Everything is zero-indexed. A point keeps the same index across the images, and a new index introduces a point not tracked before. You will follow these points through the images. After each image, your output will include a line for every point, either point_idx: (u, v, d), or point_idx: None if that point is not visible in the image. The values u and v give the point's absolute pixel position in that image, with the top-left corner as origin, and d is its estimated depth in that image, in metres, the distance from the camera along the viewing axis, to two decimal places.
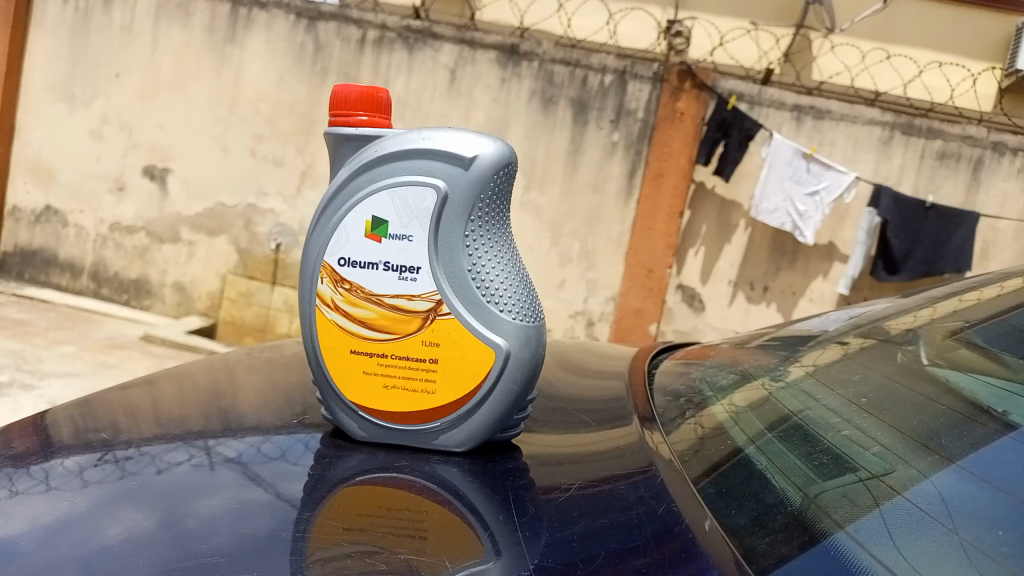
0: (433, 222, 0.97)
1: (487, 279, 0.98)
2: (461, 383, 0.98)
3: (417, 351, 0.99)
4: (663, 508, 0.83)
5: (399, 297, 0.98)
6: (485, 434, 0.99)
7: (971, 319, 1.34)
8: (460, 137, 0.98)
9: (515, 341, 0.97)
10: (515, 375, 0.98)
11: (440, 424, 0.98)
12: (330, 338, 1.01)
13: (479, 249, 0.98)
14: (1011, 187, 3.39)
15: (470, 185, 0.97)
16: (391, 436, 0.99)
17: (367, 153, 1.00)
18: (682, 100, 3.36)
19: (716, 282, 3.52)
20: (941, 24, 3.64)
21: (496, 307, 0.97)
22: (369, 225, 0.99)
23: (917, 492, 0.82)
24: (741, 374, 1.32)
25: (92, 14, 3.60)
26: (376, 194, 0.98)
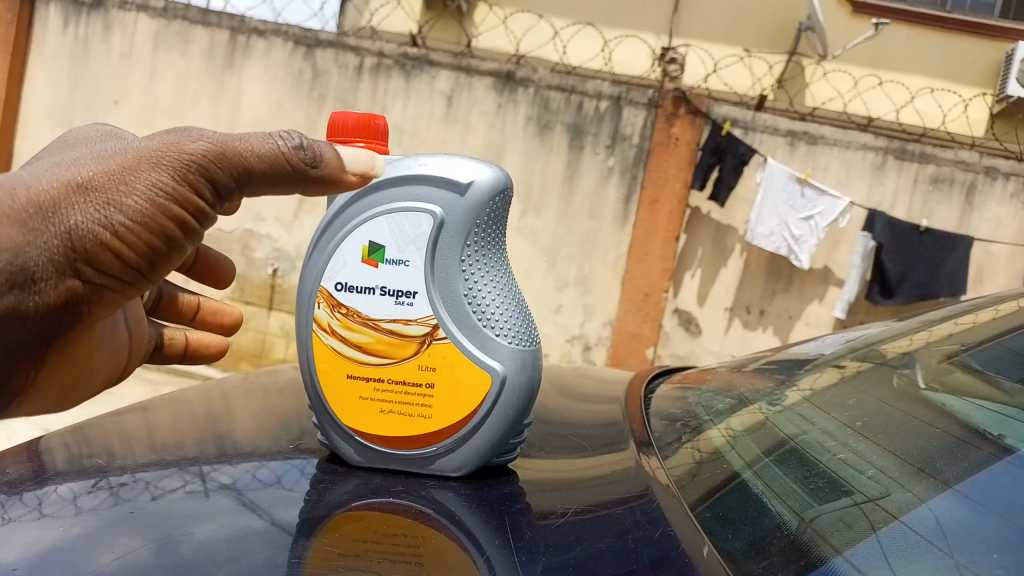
0: (429, 246, 0.98)
1: (484, 303, 0.98)
2: (457, 408, 0.98)
3: (413, 375, 0.99)
4: (660, 532, 0.83)
5: (395, 321, 0.99)
6: (481, 458, 0.99)
7: (968, 342, 1.34)
8: (458, 163, 0.99)
9: (512, 366, 0.98)
10: (512, 399, 0.98)
11: (437, 448, 0.98)
12: (327, 361, 1.01)
13: (476, 274, 0.99)
14: (1003, 212, 3.43)
15: (467, 210, 0.98)
16: (388, 461, 0.99)
17: (365, 179, 1.01)
18: (677, 126, 3.39)
19: (712, 306, 3.54)
20: (932, 51, 3.69)
21: (492, 330, 0.98)
22: (366, 250, 1.00)
23: (913, 516, 0.82)
24: (738, 398, 1.32)
25: (92, 43, 3.62)
26: (373, 219, 0.99)
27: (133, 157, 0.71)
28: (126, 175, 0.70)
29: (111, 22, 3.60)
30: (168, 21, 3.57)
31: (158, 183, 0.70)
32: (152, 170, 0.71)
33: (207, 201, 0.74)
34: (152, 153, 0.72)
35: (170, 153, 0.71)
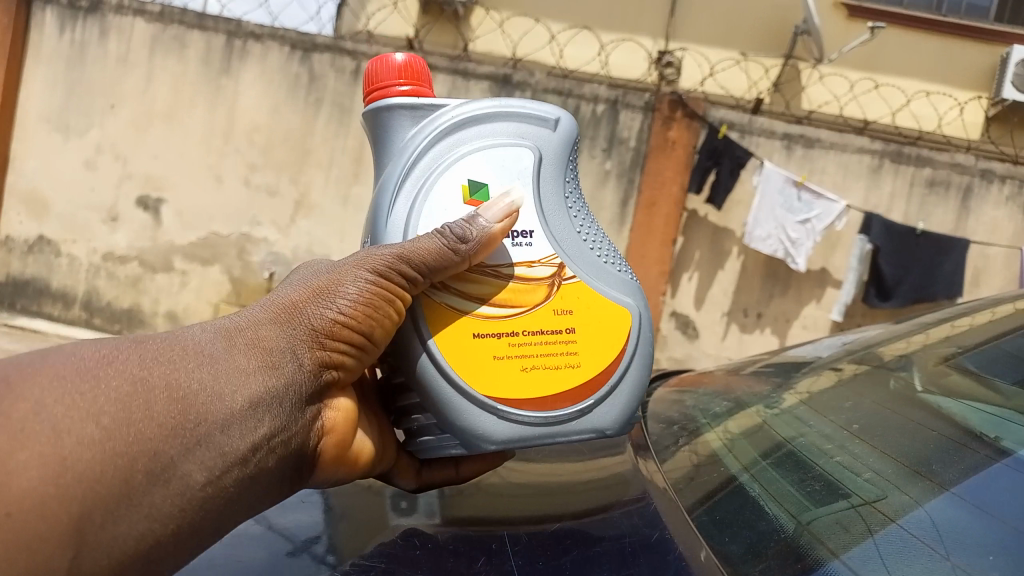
0: (534, 180, 0.98)
1: (594, 240, 1.01)
2: (606, 352, 0.97)
3: (551, 322, 0.96)
4: (657, 536, 0.86)
5: (519, 265, 0.95)
6: (628, 402, 0.99)
7: (964, 344, 1.35)
8: (535, 102, 1.01)
9: (638, 299, 1.01)
10: (646, 335, 1.01)
11: (593, 400, 0.96)
12: (443, 325, 0.93)
13: (578, 213, 1.02)
14: (1000, 215, 3.45)
15: (561, 145, 1.01)
16: (534, 425, 0.94)
17: (442, 119, 0.97)
18: (673, 129, 3.39)
19: (709, 309, 3.55)
20: (928, 55, 3.70)
21: (614, 267, 1.01)
22: (467, 191, 0.96)
23: (910, 519, 0.81)
24: (734, 401, 1.32)
25: (88, 47, 3.60)
26: (467, 157, 0.97)
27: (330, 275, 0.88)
28: (328, 288, 0.86)
29: (107, 26, 3.58)
30: (164, 25, 3.56)
31: (368, 284, 0.85)
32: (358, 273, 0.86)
33: (406, 288, 0.88)
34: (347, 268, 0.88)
35: (361, 262, 0.87)
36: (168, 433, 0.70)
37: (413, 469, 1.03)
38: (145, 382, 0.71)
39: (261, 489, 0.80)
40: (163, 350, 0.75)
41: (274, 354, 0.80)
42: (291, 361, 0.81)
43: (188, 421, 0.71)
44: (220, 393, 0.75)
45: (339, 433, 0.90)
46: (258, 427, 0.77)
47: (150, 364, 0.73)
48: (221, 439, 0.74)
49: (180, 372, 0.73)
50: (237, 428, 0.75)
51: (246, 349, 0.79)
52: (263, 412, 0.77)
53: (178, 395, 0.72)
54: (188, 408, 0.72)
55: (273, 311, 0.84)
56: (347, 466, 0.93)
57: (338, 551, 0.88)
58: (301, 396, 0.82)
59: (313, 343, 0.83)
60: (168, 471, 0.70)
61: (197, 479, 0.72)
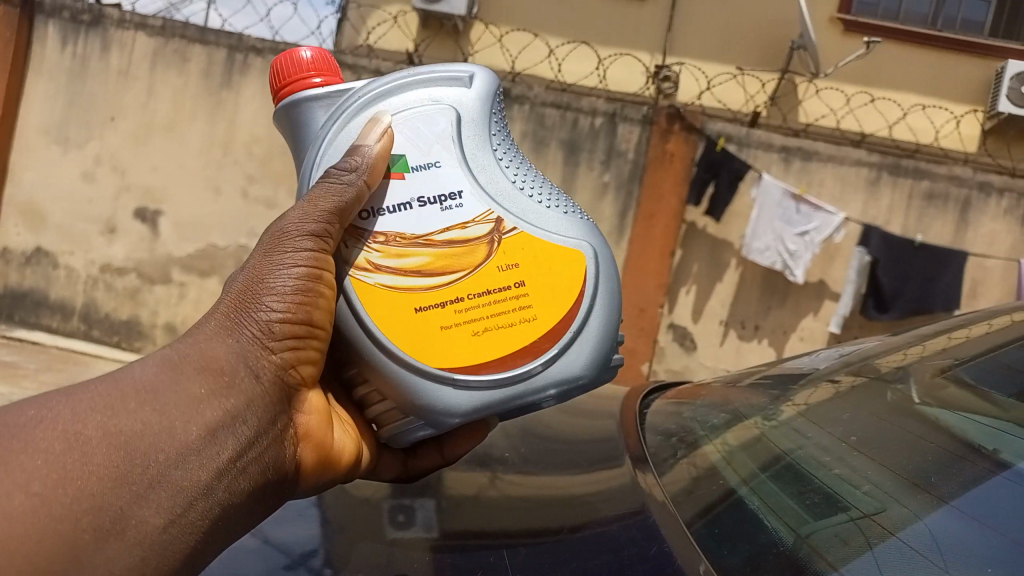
0: (456, 141, 0.98)
1: (530, 187, 1.00)
2: (562, 299, 0.96)
3: (497, 281, 0.96)
4: (655, 548, 0.86)
5: (452, 229, 0.96)
6: (599, 351, 0.97)
7: (961, 356, 1.35)
8: (444, 64, 1.02)
9: (589, 236, 0.99)
10: (608, 269, 0.99)
11: (558, 347, 0.95)
12: (381, 303, 0.94)
13: (511, 164, 1.01)
14: (998, 227, 3.47)
15: (479, 100, 1.01)
16: (502, 385, 0.93)
17: (349, 100, 0.98)
18: (671, 142, 3.40)
19: (708, 321, 3.55)
20: (924, 69, 3.72)
21: (557, 209, 1.00)
22: (385, 166, 0.97)
23: (909, 532, 0.81)
24: (732, 413, 1.31)
25: (89, 60, 3.62)
26: (379, 130, 0.98)
27: (251, 274, 0.92)
28: (253, 288, 0.91)
29: (108, 40, 3.59)
30: (166, 39, 3.57)
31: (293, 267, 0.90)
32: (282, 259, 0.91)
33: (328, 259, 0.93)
34: (266, 263, 0.93)
35: (282, 247, 0.92)
36: (115, 483, 0.73)
37: (397, 463, 1.13)
38: (81, 438, 0.74)
39: (237, 514, 0.85)
40: (97, 396, 0.78)
41: (217, 371, 0.85)
42: (236, 374, 0.86)
43: (136, 464, 0.75)
44: (167, 429, 0.78)
45: (314, 431, 0.97)
46: (218, 453, 0.81)
47: (84, 416, 0.76)
48: (178, 472, 0.78)
49: (119, 416, 0.77)
50: (192, 460, 0.79)
51: (185, 373, 0.83)
52: (216, 435, 0.82)
53: (118, 440, 0.75)
54: (132, 452, 0.75)
55: (209, 329, 0.88)
56: (330, 468, 1.00)
57: (336, 566, 0.87)
58: (255, 406, 0.87)
59: (254, 351, 0.89)
60: (123, 520, 0.73)
61: (158, 520, 0.75)
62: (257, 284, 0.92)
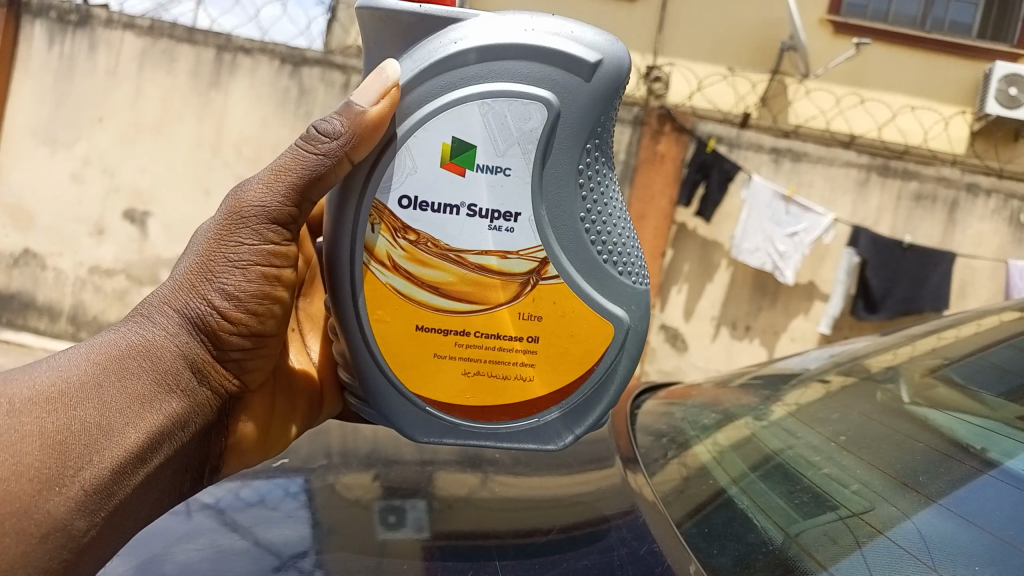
0: (539, 148, 0.95)
1: (599, 223, 1.00)
2: (562, 370, 1.04)
3: (516, 323, 1.02)
4: (645, 549, 0.87)
5: (491, 255, 0.98)
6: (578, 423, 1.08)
7: (951, 356, 1.35)
8: (575, 39, 0.94)
9: (632, 313, 1.03)
10: (630, 352, 1.05)
11: (537, 417, 1.06)
12: (389, 309, 1.00)
13: (591, 185, 0.99)
14: (984, 228, 3.55)
15: (589, 101, 0.95)
16: (468, 430, 1.05)
17: (452, 50, 0.92)
18: (662, 143, 3.41)
19: (698, 322, 3.57)
20: (914, 70, 3.73)
21: (613, 267, 1.01)
22: (449, 153, 0.95)
23: (898, 531, 0.81)
24: (723, 413, 1.32)
25: (76, 60, 3.58)
26: (464, 106, 0.94)
27: (203, 260, 0.92)
28: (201, 282, 0.91)
29: (96, 40, 3.56)
30: (154, 39, 3.54)
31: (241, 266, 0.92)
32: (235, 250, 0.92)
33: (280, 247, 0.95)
34: (218, 249, 0.92)
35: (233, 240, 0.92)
36: (45, 487, 0.75)
37: None
38: (17, 434, 0.76)
39: (155, 509, 0.89)
40: (35, 391, 0.79)
41: (159, 374, 0.86)
42: (176, 379, 0.87)
43: (67, 468, 0.77)
44: (106, 432, 0.80)
45: (247, 435, 1.04)
46: (148, 461, 0.84)
47: (24, 410, 0.77)
48: (112, 478, 0.80)
49: (56, 413, 0.78)
50: (127, 468, 0.82)
51: (127, 371, 0.84)
52: (151, 442, 0.84)
53: (55, 441, 0.77)
54: (67, 455, 0.77)
55: (157, 320, 0.89)
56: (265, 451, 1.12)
57: (326, 567, 0.87)
58: (190, 412, 0.90)
59: (197, 355, 0.90)
60: (50, 524, 0.75)
61: (83, 524, 0.78)
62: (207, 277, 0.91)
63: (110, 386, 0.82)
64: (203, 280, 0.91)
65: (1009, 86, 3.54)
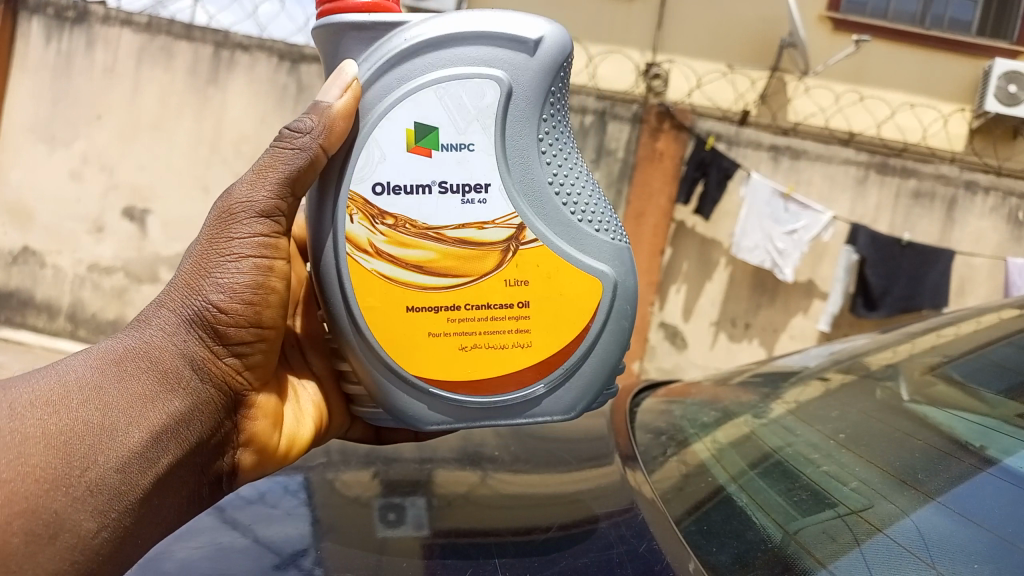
0: (498, 122, 0.97)
1: (568, 190, 1.01)
2: (562, 336, 1.02)
3: (502, 294, 1.01)
4: (644, 546, 0.87)
5: (468, 228, 0.98)
6: (583, 395, 1.06)
7: (950, 354, 1.36)
8: (512, 18, 0.96)
9: (615, 264, 1.03)
10: (622, 305, 1.04)
11: (542, 385, 1.03)
12: (376, 293, 0.99)
13: (553, 155, 1.01)
14: (984, 226, 3.55)
15: (538, 74, 0.97)
16: (476, 407, 1.02)
17: (397, 41, 0.95)
18: (661, 141, 3.41)
19: (698, 319, 3.58)
20: (912, 67, 3.73)
21: (588, 225, 1.02)
22: (413, 137, 0.96)
23: (897, 528, 0.82)
24: (721, 411, 1.32)
25: (75, 57, 3.58)
26: (420, 94, 0.95)
27: (196, 264, 0.93)
28: (195, 282, 0.92)
29: (95, 37, 3.55)
30: (152, 36, 3.54)
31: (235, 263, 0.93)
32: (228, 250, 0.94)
33: (271, 243, 0.97)
34: (211, 251, 0.93)
35: (224, 239, 0.94)
36: (51, 485, 0.75)
37: (370, 432, 1.25)
38: (19, 436, 0.76)
39: (171, 515, 0.88)
40: (39, 393, 0.80)
41: (161, 373, 0.86)
42: (179, 376, 0.88)
43: (73, 467, 0.77)
44: (110, 429, 0.80)
45: (259, 435, 1.01)
46: (159, 458, 0.84)
47: (25, 413, 0.78)
48: (119, 477, 0.80)
49: (59, 414, 0.79)
50: (135, 465, 0.81)
51: (128, 371, 0.84)
52: (159, 439, 0.84)
53: (58, 440, 0.77)
54: (71, 453, 0.77)
55: (156, 323, 0.89)
56: (282, 457, 1.07)
57: (326, 565, 0.87)
58: (198, 409, 0.89)
59: (199, 353, 0.90)
60: (58, 523, 0.75)
61: (92, 525, 0.78)
62: (201, 277, 0.92)
63: (113, 386, 0.82)
64: (199, 279, 0.92)
65: (1008, 83, 3.53)
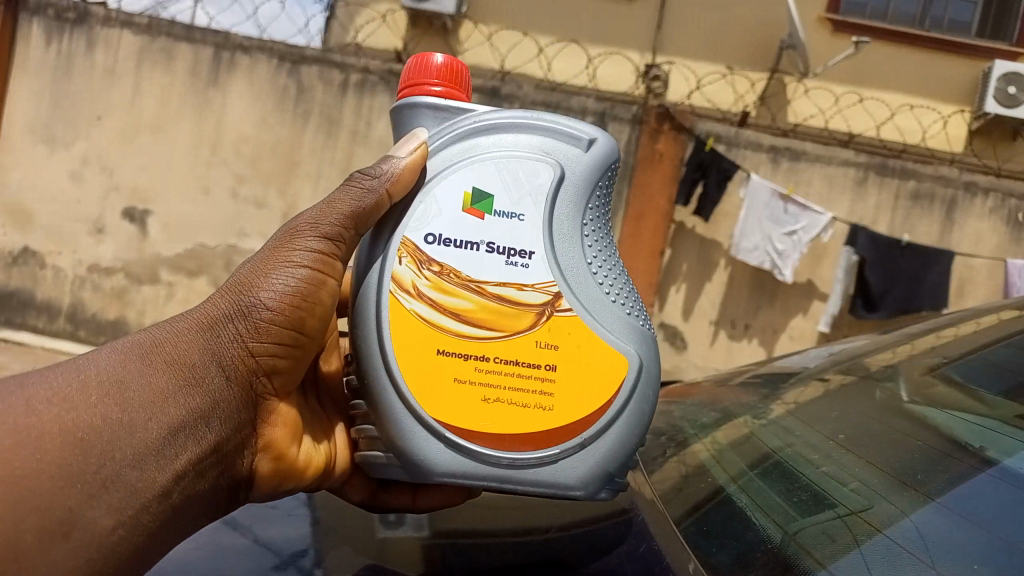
0: (548, 200, 0.95)
1: (606, 275, 0.97)
2: (587, 398, 0.93)
3: (533, 352, 0.94)
4: (643, 547, 0.87)
5: (507, 285, 0.94)
6: (601, 472, 0.93)
7: (949, 355, 1.36)
8: (574, 121, 1.00)
9: (642, 347, 0.95)
10: (646, 389, 0.95)
11: (560, 449, 0.92)
12: (411, 333, 0.94)
13: (595, 246, 0.98)
14: (983, 227, 3.55)
15: (590, 169, 0.98)
16: (489, 465, 0.91)
17: (466, 122, 0.99)
18: (661, 142, 3.41)
19: (697, 320, 3.58)
20: (911, 69, 3.74)
21: (623, 305, 0.96)
22: (469, 199, 0.96)
23: (896, 528, 0.82)
24: (722, 412, 1.32)
25: (75, 58, 3.58)
26: (480, 163, 0.96)
27: (253, 268, 0.95)
28: (246, 285, 0.93)
29: (95, 37, 3.56)
30: (152, 37, 3.54)
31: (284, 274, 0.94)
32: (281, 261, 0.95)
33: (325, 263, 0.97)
34: (272, 258, 0.95)
35: (281, 254, 0.95)
36: (67, 482, 0.75)
37: (367, 489, 1.06)
38: (38, 431, 0.75)
39: (192, 514, 0.87)
40: (67, 384, 0.80)
41: (185, 369, 0.85)
42: (203, 373, 0.87)
43: (90, 463, 0.76)
44: (129, 425, 0.80)
45: (277, 443, 0.97)
46: (177, 456, 0.83)
47: (45, 406, 0.77)
48: (135, 473, 0.79)
49: (81, 410, 0.78)
50: (151, 462, 0.81)
51: (151, 366, 0.84)
52: (177, 435, 0.83)
53: (75, 437, 0.77)
54: (88, 450, 0.77)
55: (186, 321, 0.89)
56: (290, 480, 1.00)
57: (326, 566, 0.87)
58: (221, 408, 0.88)
59: (226, 351, 0.89)
60: (72, 520, 0.75)
61: (107, 522, 0.77)
62: (252, 280, 0.93)
63: (138, 381, 0.82)
64: (246, 284, 0.93)
65: (1007, 85, 3.54)
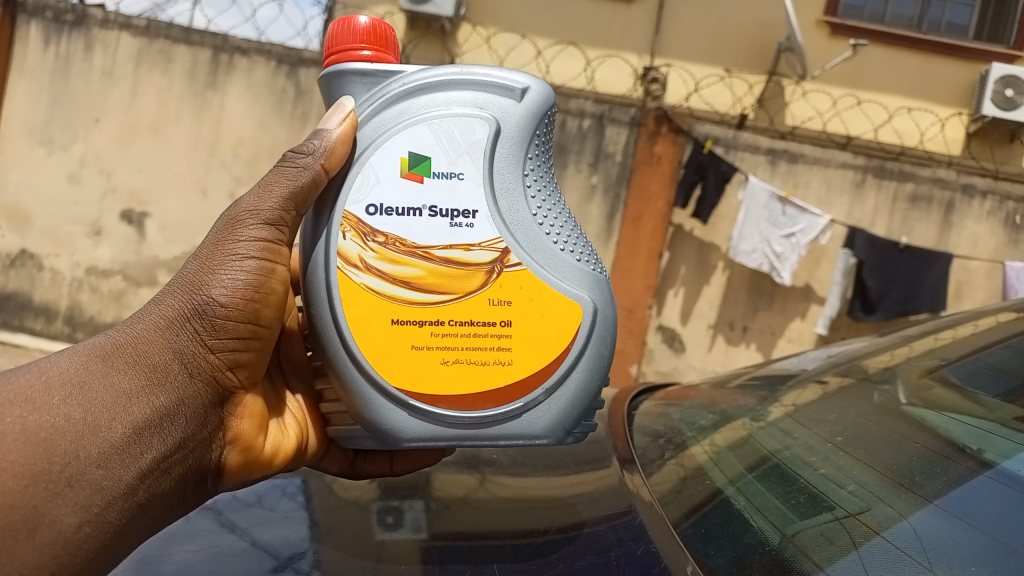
0: (486, 156, 0.95)
1: (551, 224, 0.97)
2: (544, 350, 0.95)
3: (486, 312, 0.94)
4: (642, 549, 0.87)
5: (455, 248, 0.94)
6: (569, 421, 0.97)
7: (947, 357, 1.36)
8: (502, 70, 0.98)
9: (595, 293, 0.97)
10: (602, 333, 0.97)
11: (523, 402, 0.95)
12: (363, 305, 0.93)
13: (539, 193, 0.98)
14: (981, 229, 3.56)
15: (525, 118, 0.97)
16: (456, 426, 0.93)
17: (394, 84, 0.96)
18: (659, 144, 3.43)
19: (695, 323, 3.58)
20: (909, 70, 3.74)
21: (572, 254, 0.97)
22: (407, 164, 0.94)
23: (894, 530, 0.82)
24: (720, 414, 1.32)
25: (73, 61, 3.58)
26: (413, 127, 0.94)
27: (200, 266, 0.93)
28: (199, 280, 0.92)
29: (92, 40, 3.55)
30: (150, 39, 3.54)
31: (234, 268, 0.93)
32: (228, 257, 0.94)
33: (272, 254, 0.96)
34: (218, 253, 0.94)
35: (227, 248, 0.94)
36: (31, 482, 0.75)
37: (344, 460, 1.15)
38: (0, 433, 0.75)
39: (160, 511, 0.86)
40: (26, 387, 0.79)
41: (148, 368, 0.85)
42: (166, 371, 0.86)
43: (54, 463, 0.76)
44: (92, 425, 0.80)
45: (244, 435, 0.98)
46: (143, 453, 0.82)
47: (5, 410, 0.77)
48: (99, 471, 0.79)
49: (41, 413, 0.78)
50: (117, 460, 0.80)
51: (113, 366, 0.83)
52: (143, 433, 0.82)
53: (38, 438, 0.76)
54: (51, 450, 0.77)
55: (147, 320, 0.89)
56: (258, 469, 1.02)
57: (323, 567, 0.87)
58: (186, 405, 0.88)
59: (188, 348, 0.89)
60: (37, 519, 0.75)
61: (72, 520, 0.77)
62: (203, 276, 0.92)
63: (98, 384, 0.82)
64: (200, 281, 0.92)
65: (1005, 87, 3.55)
